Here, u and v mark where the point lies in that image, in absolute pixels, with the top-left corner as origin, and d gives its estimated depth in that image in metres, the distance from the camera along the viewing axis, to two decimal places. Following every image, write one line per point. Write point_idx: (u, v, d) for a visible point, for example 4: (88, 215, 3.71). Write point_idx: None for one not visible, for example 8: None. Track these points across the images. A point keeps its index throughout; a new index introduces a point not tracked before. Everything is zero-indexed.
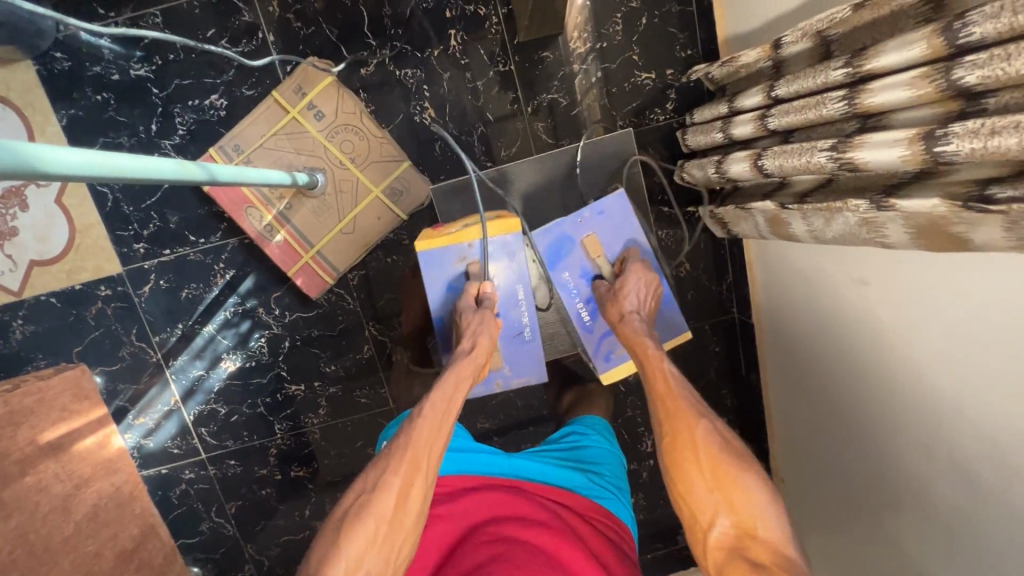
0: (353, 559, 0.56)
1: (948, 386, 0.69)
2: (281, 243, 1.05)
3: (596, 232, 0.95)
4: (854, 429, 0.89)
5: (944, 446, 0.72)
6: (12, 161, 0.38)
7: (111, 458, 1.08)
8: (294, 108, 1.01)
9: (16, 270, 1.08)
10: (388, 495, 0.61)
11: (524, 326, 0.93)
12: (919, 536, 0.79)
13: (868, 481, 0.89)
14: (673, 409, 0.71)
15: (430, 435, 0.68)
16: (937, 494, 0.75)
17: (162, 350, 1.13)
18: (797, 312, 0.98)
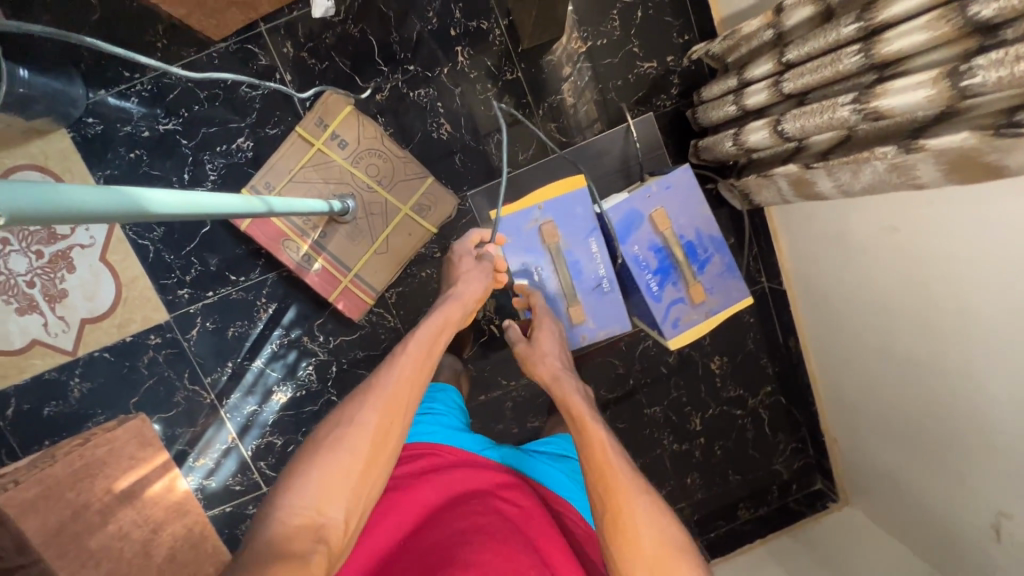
0: (320, 493, 0.56)
1: (996, 315, 0.71)
2: (320, 270, 1.08)
3: (662, 204, 0.93)
4: (902, 374, 0.91)
5: (1001, 377, 0.73)
6: (127, 204, 0.42)
7: (179, 500, 1.10)
8: (318, 139, 1.05)
9: (69, 330, 1.12)
10: (363, 436, 0.60)
11: (601, 276, 0.94)
12: (987, 469, 0.81)
13: (923, 423, 0.90)
14: (612, 490, 0.62)
15: (415, 373, 0.66)
16: (996, 423, 0.76)
17: (215, 391, 1.17)
18: (828, 271, 1.00)
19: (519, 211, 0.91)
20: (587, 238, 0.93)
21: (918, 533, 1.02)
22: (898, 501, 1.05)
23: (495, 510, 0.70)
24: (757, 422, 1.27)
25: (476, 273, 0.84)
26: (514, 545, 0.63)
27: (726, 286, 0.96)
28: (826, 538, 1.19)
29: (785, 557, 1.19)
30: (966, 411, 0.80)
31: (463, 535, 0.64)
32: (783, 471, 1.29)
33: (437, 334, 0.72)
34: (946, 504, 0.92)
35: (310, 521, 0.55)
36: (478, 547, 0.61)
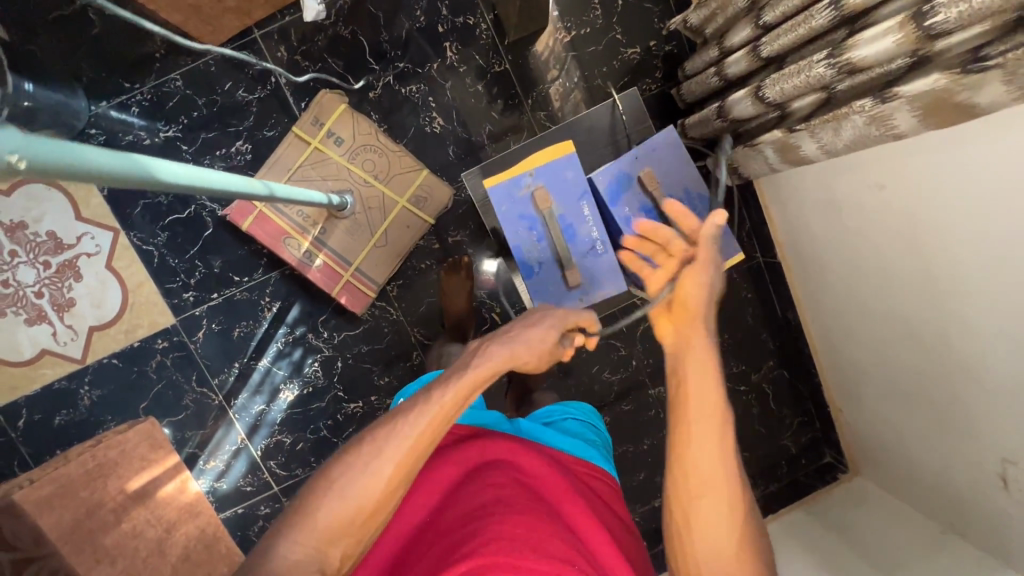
0: (322, 537, 0.58)
1: (986, 257, 0.71)
2: (322, 266, 1.11)
3: (650, 165, 0.87)
4: (901, 328, 0.91)
5: (996, 318, 0.73)
6: (137, 169, 0.45)
7: (192, 502, 1.11)
8: (315, 138, 1.07)
9: (77, 339, 1.14)
10: (375, 485, 0.60)
11: (593, 237, 0.86)
12: (991, 418, 0.81)
13: (925, 377, 0.91)
14: (704, 492, 0.56)
15: (433, 431, 0.62)
16: (995, 367, 0.77)
17: (223, 392, 1.18)
18: (821, 237, 1.01)
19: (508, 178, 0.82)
20: (578, 201, 0.85)
21: (929, 493, 1.02)
22: (908, 464, 1.05)
23: (515, 481, 0.71)
24: (762, 398, 1.28)
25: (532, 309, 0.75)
26: (538, 515, 0.64)
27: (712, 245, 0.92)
28: (838, 508, 1.19)
29: (797, 530, 1.19)
30: (966, 358, 0.81)
31: (485, 509, 0.64)
32: (791, 445, 1.30)
33: (478, 387, 0.66)
34: (955, 458, 0.92)
35: (309, 557, 0.57)
36: (501, 519, 0.62)
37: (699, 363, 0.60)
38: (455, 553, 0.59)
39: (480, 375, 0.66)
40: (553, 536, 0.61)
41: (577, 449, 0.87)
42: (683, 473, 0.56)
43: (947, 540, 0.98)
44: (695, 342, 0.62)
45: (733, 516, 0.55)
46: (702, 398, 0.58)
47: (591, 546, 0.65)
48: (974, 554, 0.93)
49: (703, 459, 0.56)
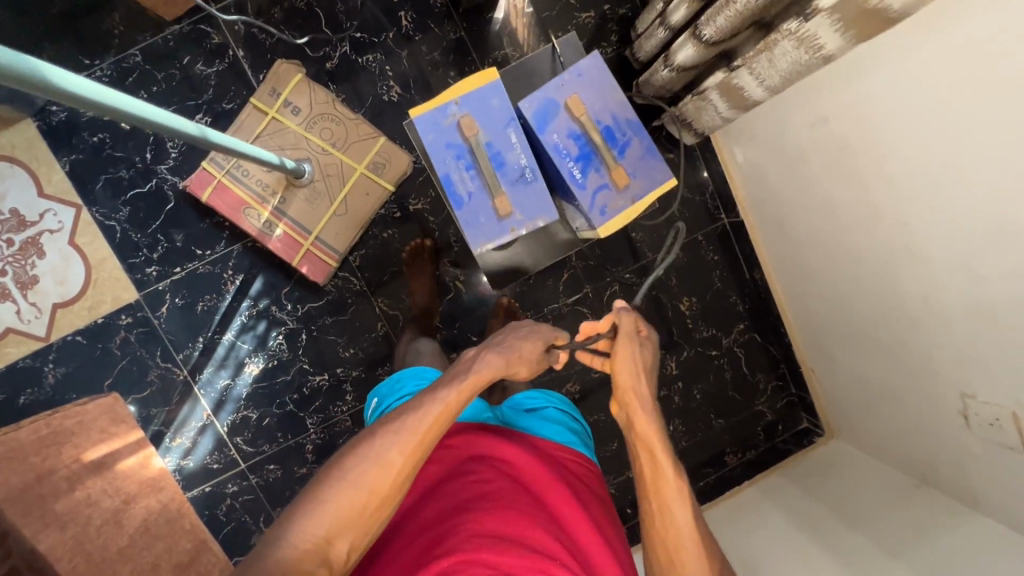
0: (330, 526, 0.61)
1: (928, 171, 0.71)
2: (282, 236, 1.11)
3: (578, 91, 0.72)
4: (857, 267, 0.91)
5: (945, 234, 0.72)
6: (28, 69, 0.49)
7: (154, 477, 1.10)
8: (272, 108, 1.08)
9: (41, 316, 1.14)
10: (384, 477, 0.64)
11: (523, 165, 0.73)
12: (945, 350, 0.80)
13: (885, 317, 0.89)
14: (676, 558, 0.64)
15: (434, 424, 0.68)
16: (945, 287, 0.76)
17: (187, 367, 1.17)
18: (776, 186, 1.02)
19: (431, 107, 0.71)
20: (504, 128, 0.73)
21: (900, 446, 0.99)
22: (880, 420, 1.03)
23: (499, 474, 0.72)
24: (734, 362, 1.26)
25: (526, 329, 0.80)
26: (521, 507, 0.67)
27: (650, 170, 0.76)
28: (814, 472, 1.16)
29: (773, 495, 1.17)
30: (919, 286, 0.80)
31: (469, 504, 0.66)
32: (767, 411, 1.27)
33: (478, 388, 0.72)
34: (919, 401, 0.90)
35: (316, 547, 0.60)
36: (483, 513, 0.64)
37: (644, 438, 0.70)
38: (436, 547, 0.61)
39: (480, 376, 0.72)
40: (538, 529, 0.64)
41: (557, 435, 0.85)
42: (658, 545, 0.65)
43: (921, 493, 0.95)
44: (639, 420, 0.71)
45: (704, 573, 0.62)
46: (659, 478, 0.67)
47: (573, 534, 0.67)
48: (946, 504, 0.90)
49: (670, 527, 0.65)
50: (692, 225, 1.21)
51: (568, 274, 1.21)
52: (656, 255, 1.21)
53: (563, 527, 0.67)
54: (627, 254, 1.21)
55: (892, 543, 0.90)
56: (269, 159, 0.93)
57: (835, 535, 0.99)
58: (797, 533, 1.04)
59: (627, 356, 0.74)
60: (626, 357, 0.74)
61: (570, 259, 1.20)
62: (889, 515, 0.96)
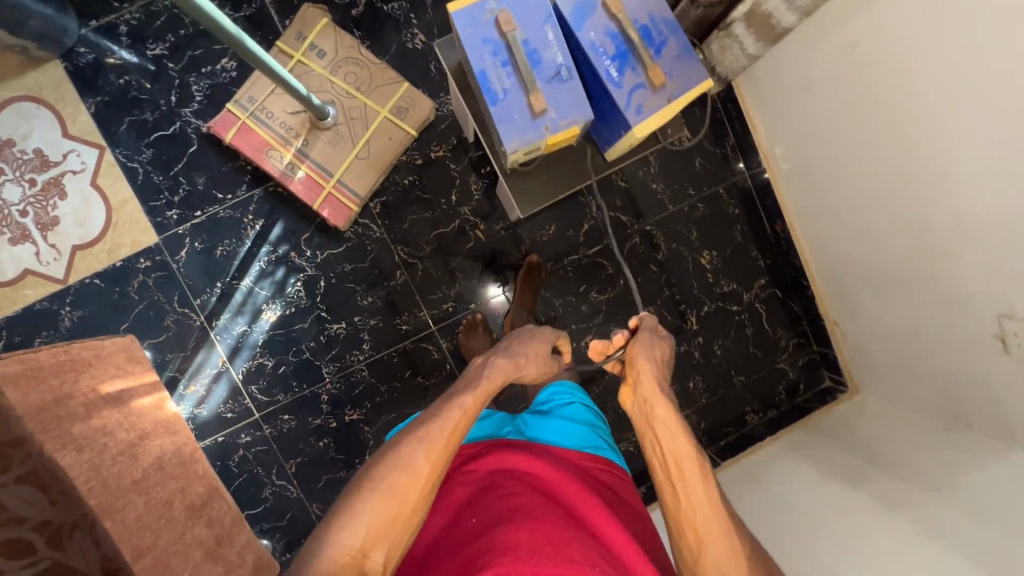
0: (365, 538, 0.62)
1: (962, 73, 0.71)
2: (304, 178, 1.11)
3: None
4: (887, 196, 0.90)
5: (986, 141, 0.71)
6: None
7: (169, 419, 1.09)
8: (298, 52, 1.10)
9: (60, 258, 1.14)
10: (413, 486, 0.65)
11: (558, 63, 0.73)
12: (982, 272, 0.79)
13: (913, 249, 0.89)
14: (704, 542, 0.62)
15: (458, 425, 0.70)
16: (980, 199, 0.75)
17: (204, 313, 1.17)
18: (801, 127, 1.02)
19: (470, 2, 0.72)
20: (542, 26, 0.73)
21: (932, 388, 0.96)
22: (911, 366, 1.00)
23: (527, 487, 0.70)
24: (756, 318, 1.24)
25: (530, 337, 0.88)
26: (555, 519, 0.65)
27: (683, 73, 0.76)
28: (839, 427, 1.14)
29: (798, 451, 1.14)
30: (956, 207, 0.79)
31: (500, 520, 0.65)
32: (788, 369, 1.25)
33: (493, 390, 0.76)
34: (952, 334, 0.88)
35: (353, 560, 0.62)
36: (517, 526, 0.63)
37: (665, 416, 0.69)
38: (473, 567, 0.60)
39: (493, 379, 0.76)
40: (571, 540, 0.63)
41: (583, 437, 0.83)
42: (686, 526, 0.64)
43: (951, 435, 0.92)
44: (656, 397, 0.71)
45: (736, 552, 0.61)
46: (677, 453, 0.66)
47: (616, 551, 0.66)
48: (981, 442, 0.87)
49: (694, 510, 0.63)
50: (714, 178, 1.21)
51: (588, 226, 1.20)
52: (677, 208, 1.21)
53: (601, 540, 0.66)
54: (648, 205, 1.21)
55: (930, 484, 0.88)
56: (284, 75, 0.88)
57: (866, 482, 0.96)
58: (825, 484, 1.02)
59: (641, 346, 0.75)
60: (639, 343, 0.77)
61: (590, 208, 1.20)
62: (921, 457, 0.93)
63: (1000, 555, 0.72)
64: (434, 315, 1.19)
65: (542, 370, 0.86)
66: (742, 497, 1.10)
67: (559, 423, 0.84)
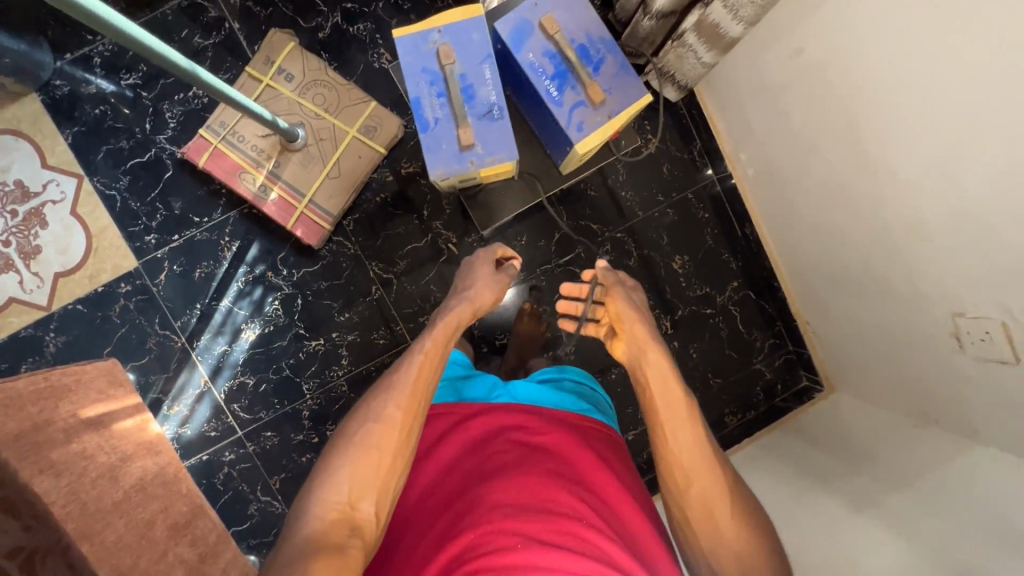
0: (354, 488, 0.67)
1: (899, 72, 0.71)
2: (277, 199, 1.13)
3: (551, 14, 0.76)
4: (843, 198, 0.91)
5: (926, 142, 0.73)
6: None
7: (152, 441, 1.11)
8: (266, 76, 1.12)
9: (43, 286, 1.17)
10: (389, 433, 0.70)
11: (491, 101, 0.76)
12: (935, 271, 0.80)
13: (870, 249, 0.90)
14: (689, 474, 0.70)
15: (426, 369, 0.76)
16: (927, 197, 0.76)
17: (185, 334, 1.19)
18: (760, 131, 1.04)
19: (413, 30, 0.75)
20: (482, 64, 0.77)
21: (898, 385, 0.97)
22: (880, 364, 1.01)
23: (518, 442, 0.73)
24: (730, 320, 1.25)
25: (484, 272, 0.91)
26: (541, 473, 0.68)
27: (629, 86, 0.80)
28: (815, 426, 1.14)
29: (775, 452, 1.15)
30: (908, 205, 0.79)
31: (491, 474, 0.68)
32: (765, 370, 1.25)
33: (451, 332, 0.82)
34: (913, 332, 0.89)
35: (344, 514, 0.65)
36: (505, 482, 0.66)
37: (654, 358, 0.78)
38: (461, 522, 0.64)
39: (450, 322, 0.83)
40: (561, 490, 0.66)
41: (572, 402, 0.83)
42: (675, 464, 0.71)
43: (920, 432, 0.93)
44: (645, 342, 0.80)
45: (719, 489, 0.69)
46: (667, 396, 0.74)
47: (602, 494, 0.70)
48: (947, 438, 0.88)
49: (682, 445, 0.71)
50: (683, 183, 1.22)
51: (560, 235, 1.21)
52: (646, 215, 1.22)
53: (592, 487, 0.70)
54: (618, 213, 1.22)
55: (896, 481, 0.88)
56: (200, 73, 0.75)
57: (838, 481, 0.97)
58: (797, 483, 1.03)
59: (621, 295, 0.84)
60: (622, 290, 0.86)
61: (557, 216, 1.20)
62: (889, 453, 0.94)
63: (961, 554, 0.72)
64: (410, 329, 1.21)
65: (499, 293, 0.91)
66: None
67: (546, 390, 0.83)
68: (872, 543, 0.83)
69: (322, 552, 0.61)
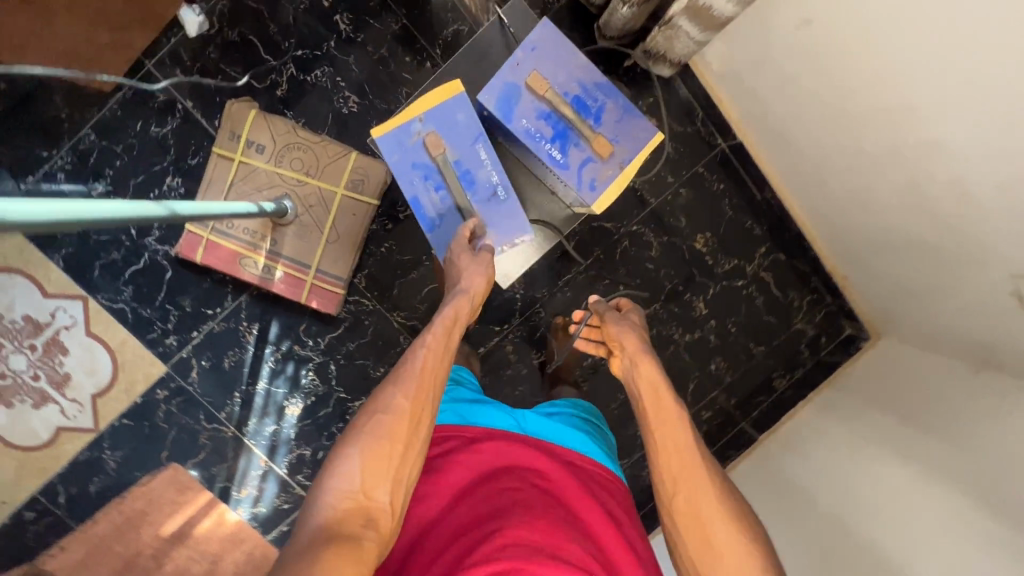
0: (366, 481, 0.62)
1: (932, 29, 0.68)
2: (284, 277, 1.10)
3: (540, 75, 0.89)
4: (883, 152, 0.86)
5: (962, 106, 0.71)
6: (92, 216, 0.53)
7: (233, 530, 1.18)
8: (237, 152, 1.05)
9: (85, 409, 1.17)
10: (400, 424, 0.65)
11: (494, 183, 0.93)
12: (1000, 228, 0.75)
13: (919, 201, 0.85)
14: (678, 478, 0.65)
15: (434, 361, 0.72)
16: (976, 154, 0.73)
17: (234, 423, 1.19)
18: (771, 99, 1.00)
19: (396, 126, 0.90)
20: (474, 143, 0.93)
21: (952, 331, 0.95)
22: (930, 309, 0.98)
23: (528, 482, 0.68)
24: (763, 288, 1.22)
25: (476, 266, 0.85)
26: (554, 518, 0.63)
27: (635, 128, 0.91)
28: (867, 377, 1.13)
29: (831, 411, 1.14)
30: (969, 151, 0.73)
31: (499, 511, 0.63)
32: (807, 327, 1.23)
33: (454, 324, 0.77)
34: (970, 284, 0.86)
35: (359, 505, 0.61)
36: (518, 523, 0.61)
37: (642, 365, 0.75)
38: (463, 563, 0.57)
39: (457, 312, 0.78)
40: (571, 541, 0.61)
41: (584, 445, 0.78)
42: (664, 466, 0.66)
43: (980, 380, 0.90)
44: (634, 351, 0.78)
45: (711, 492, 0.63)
46: (656, 398, 0.71)
47: (607, 547, 0.64)
48: (1008, 385, 0.85)
49: (670, 447, 0.66)
50: (691, 158, 1.16)
51: (575, 242, 1.17)
52: (659, 200, 1.18)
53: (597, 542, 0.64)
54: (630, 205, 1.17)
55: (960, 435, 0.87)
56: (57, 212, 0.49)
57: (898, 438, 0.96)
58: (855, 442, 1.03)
59: (613, 317, 0.85)
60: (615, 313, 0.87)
61: (569, 232, 1.16)
62: (944, 400, 0.93)
63: None
64: None
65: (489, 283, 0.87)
66: (780, 466, 1.13)
67: (562, 430, 0.79)
68: (939, 495, 0.83)
69: (335, 545, 0.57)
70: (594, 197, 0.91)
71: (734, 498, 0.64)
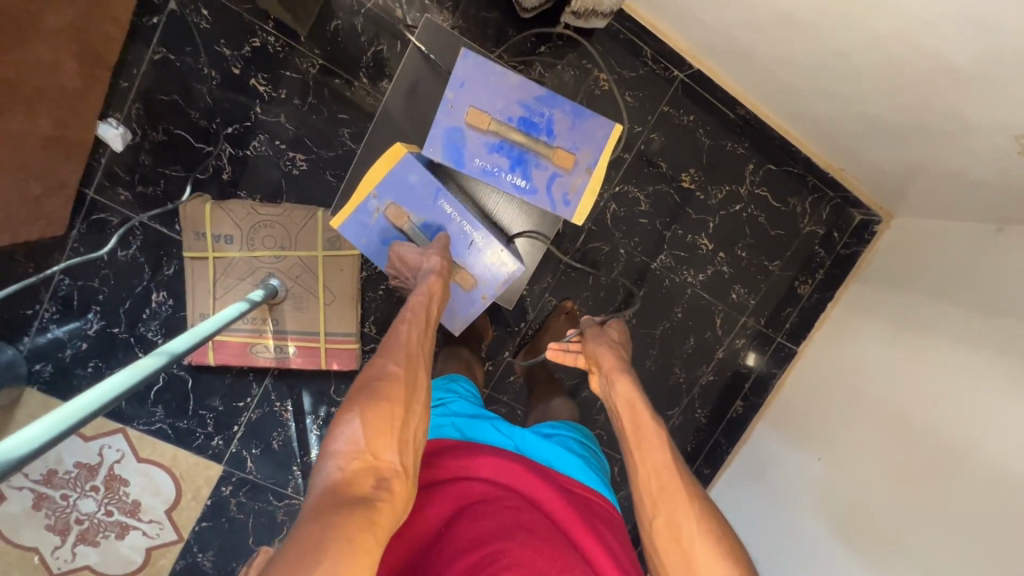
0: (372, 442, 0.57)
1: None
2: (297, 351, 1.10)
3: (479, 110, 0.93)
4: (848, 44, 0.80)
5: None
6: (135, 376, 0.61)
7: None
8: (208, 249, 1.03)
9: (164, 525, 1.20)
10: (396, 386, 0.62)
11: (468, 234, 0.94)
12: (996, 91, 0.71)
13: (900, 82, 0.80)
14: (658, 500, 0.61)
15: (418, 333, 0.71)
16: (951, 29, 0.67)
17: (303, 493, 1.22)
18: (717, 19, 0.94)
19: (355, 212, 0.93)
20: (436, 201, 0.93)
21: (963, 197, 0.92)
22: (934, 181, 0.94)
23: (527, 503, 0.64)
24: (762, 203, 1.18)
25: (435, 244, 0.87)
26: (556, 543, 0.59)
27: (588, 131, 0.95)
28: (890, 260, 1.11)
29: (862, 303, 1.13)
30: (938, 26, 0.68)
31: (501, 531, 0.58)
32: (817, 227, 1.20)
33: (431, 300, 0.77)
34: (972, 150, 0.82)
35: (367, 466, 0.56)
36: (522, 544, 0.57)
37: (623, 384, 0.72)
38: None
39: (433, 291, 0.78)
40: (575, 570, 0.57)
41: (579, 469, 0.76)
42: (643, 486, 0.63)
43: (1005, 237, 0.88)
44: (614, 368, 0.75)
45: (692, 514, 0.60)
46: (636, 416, 0.68)
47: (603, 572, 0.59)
48: None
49: (649, 467, 0.63)
50: (652, 100, 1.11)
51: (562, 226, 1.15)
52: (634, 153, 1.14)
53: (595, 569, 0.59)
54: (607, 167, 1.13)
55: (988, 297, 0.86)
56: (88, 401, 0.55)
57: (926, 317, 0.95)
58: (887, 329, 1.02)
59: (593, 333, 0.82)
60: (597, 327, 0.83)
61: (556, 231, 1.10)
62: (968, 266, 0.92)
63: None
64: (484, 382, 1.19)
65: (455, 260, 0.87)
66: (826, 370, 1.13)
67: (561, 454, 0.77)
68: (988, 363, 0.81)
69: (349, 507, 0.52)
70: (569, 208, 0.96)
71: (716, 519, 0.60)
